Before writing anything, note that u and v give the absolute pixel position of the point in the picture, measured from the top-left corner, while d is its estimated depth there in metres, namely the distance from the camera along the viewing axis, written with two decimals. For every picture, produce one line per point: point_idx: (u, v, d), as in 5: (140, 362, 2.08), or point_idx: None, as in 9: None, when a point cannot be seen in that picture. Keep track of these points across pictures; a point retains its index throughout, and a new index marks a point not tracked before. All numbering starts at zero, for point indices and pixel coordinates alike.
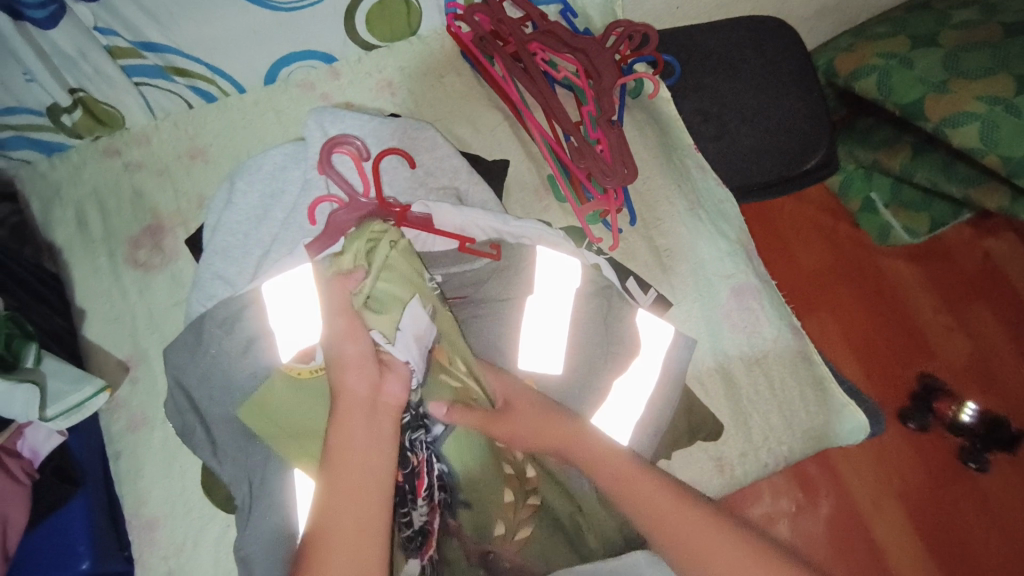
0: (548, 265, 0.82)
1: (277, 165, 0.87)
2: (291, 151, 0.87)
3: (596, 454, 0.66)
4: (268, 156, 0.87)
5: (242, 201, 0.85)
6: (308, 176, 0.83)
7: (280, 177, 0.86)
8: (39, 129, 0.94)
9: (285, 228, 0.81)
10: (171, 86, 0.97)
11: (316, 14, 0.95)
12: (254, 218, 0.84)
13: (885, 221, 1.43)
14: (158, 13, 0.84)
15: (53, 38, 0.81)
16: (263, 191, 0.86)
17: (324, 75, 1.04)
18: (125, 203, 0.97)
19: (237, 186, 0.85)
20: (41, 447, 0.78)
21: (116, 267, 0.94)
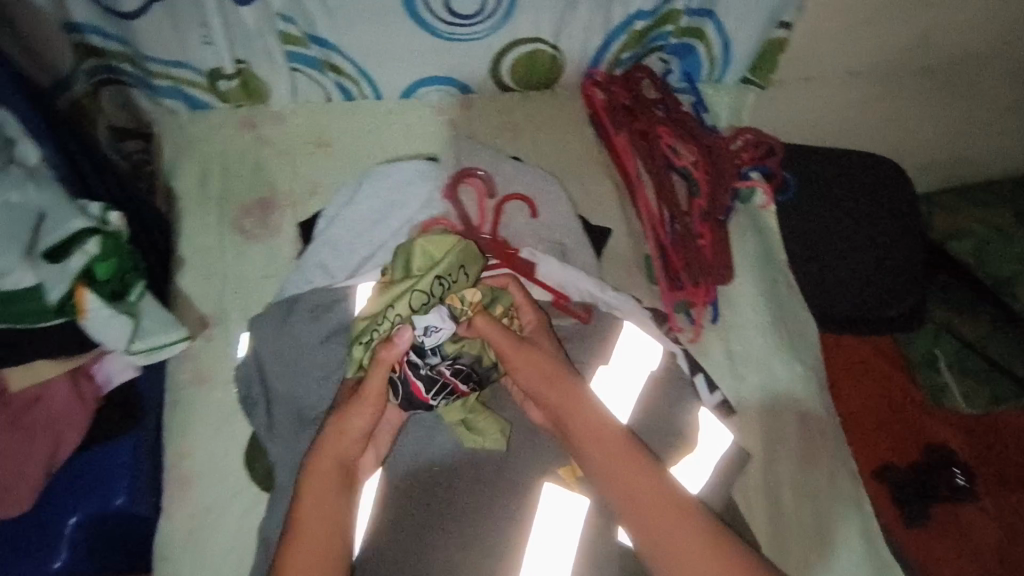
0: (632, 341, 0.83)
1: (404, 177, 0.85)
2: (421, 168, 0.87)
3: (622, 473, 0.67)
4: (399, 165, 0.86)
5: (363, 201, 0.86)
6: (432, 196, 0.83)
7: (404, 188, 0.85)
8: (194, 86, 0.99)
9: (396, 238, 0.82)
10: (321, 78, 1.02)
11: (472, 49, 1.01)
12: (370, 219, 0.85)
13: (943, 382, 1.36)
14: (338, 14, 0.91)
15: (242, 14, 0.88)
16: (383, 198, 0.84)
17: (457, 102, 1.09)
18: (247, 172, 1.02)
19: (363, 187, 0.86)
20: (115, 375, 0.81)
21: (221, 227, 0.99)
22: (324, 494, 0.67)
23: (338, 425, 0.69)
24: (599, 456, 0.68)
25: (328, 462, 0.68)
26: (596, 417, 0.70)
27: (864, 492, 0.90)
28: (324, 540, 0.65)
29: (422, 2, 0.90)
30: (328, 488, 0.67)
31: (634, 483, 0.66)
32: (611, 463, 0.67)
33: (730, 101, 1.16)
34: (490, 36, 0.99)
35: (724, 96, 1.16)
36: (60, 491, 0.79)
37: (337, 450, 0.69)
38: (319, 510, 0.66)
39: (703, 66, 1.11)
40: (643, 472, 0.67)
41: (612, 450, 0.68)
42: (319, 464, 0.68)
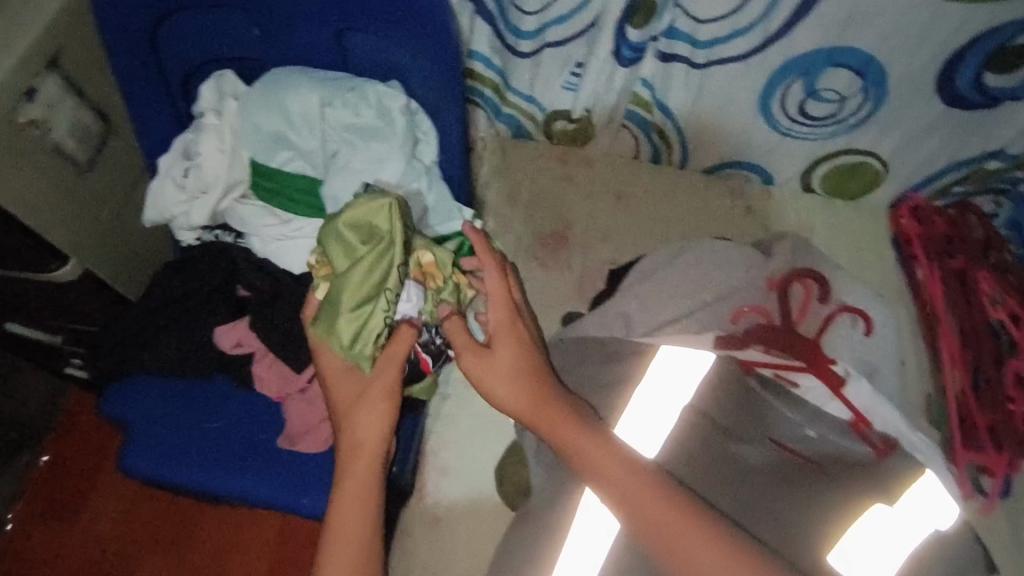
0: (932, 498, 0.72)
1: (727, 256, 0.85)
2: (745, 250, 0.85)
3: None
4: (723, 244, 0.86)
5: (680, 269, 0.86)
6: (755, 282, 0.83)
7: (725, 268, 0.85)
8: (530, 119, 1.07)
9: (707, 312, 0.84)
10: (642, 137, 1.07)
11: (803, 146, 1.00)
12: (685, 288, 0.85)
13: None
14: (700, 92, 0.94)
15: (618, 71, 0.92)
16: (704, 270, 0.86)
17: (758, 192, 1.11)
18: (552, 205, 1.09)
19: (683, 256, 0.87)
20: None
21: (519, 249, 1.06)
22: (351, 520, 0.65)
23: (354, 441, 0.69)
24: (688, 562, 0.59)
25: (354, 461, 0.68)
26: (610, 465, 0.65)
27: None
28: (351, 558, 0.64)
29: (780, 97, 0.91)
30: (356, 510, 0.66)
31: (690, 547, 0.60)
32: (643, 520, 0.62)
33: None
34: (827, 140, 0.98)
35: None
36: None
37: (359, 443, 0.68)
38: (349, 553, 0.64)
39: None
40: (690, 533, 0.60)
41: (616, 487, 0.63)
42: (345, 469, 0.68)
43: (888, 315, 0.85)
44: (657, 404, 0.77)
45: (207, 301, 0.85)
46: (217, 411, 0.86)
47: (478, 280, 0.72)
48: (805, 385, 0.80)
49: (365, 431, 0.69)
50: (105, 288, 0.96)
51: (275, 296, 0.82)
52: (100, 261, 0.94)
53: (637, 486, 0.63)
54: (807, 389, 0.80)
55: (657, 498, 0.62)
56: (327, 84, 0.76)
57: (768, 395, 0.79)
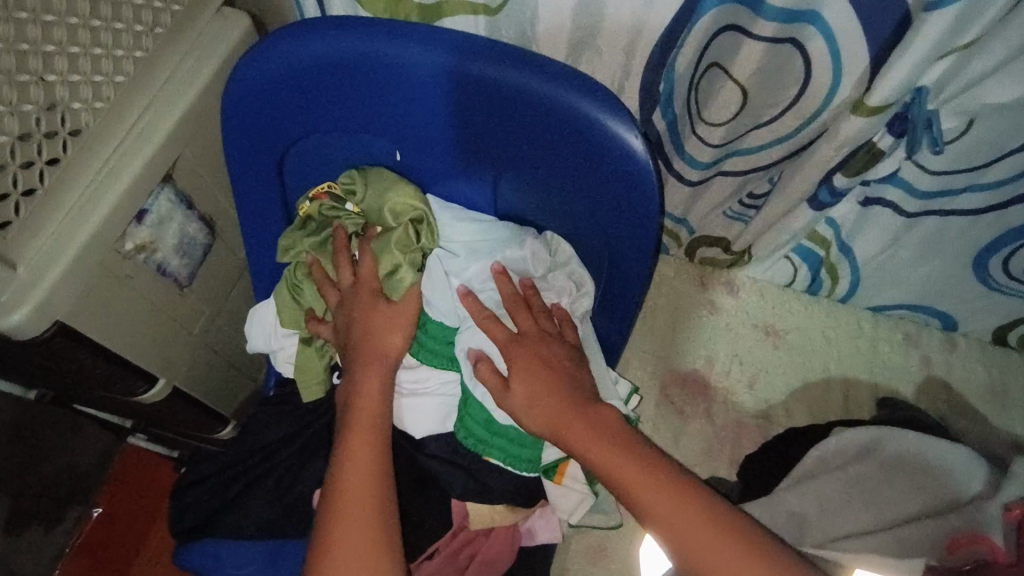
0: None
1: (939, 461, 0.69)
2: (966, 459, 0.69)
3: None
4: (938, 445, 0.70)
5: (877, 467, 0.71)
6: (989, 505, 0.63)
7: (939, 477, 0.68)
8: (675, 238, 0.95)
9: (915, 530, 0.65)
10: (805, 272, 0.93)
11: (1009, 304, 0.84)
12: (883, 492, 0.69)
13: None
14: (899, 239, 0.80)
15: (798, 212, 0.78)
16: (908, 475, 0.69)
17: (936, 340, 0.95)
18: (688, 335, 0.96)
19: (882, 448, 0.71)
20: (538, 532, 0.72)
21: (650, 387, 0.93)
22: (362, 462, 0.60)
23: (366, 357, 0.65)
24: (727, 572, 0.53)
25: (367, 392, 0.64)
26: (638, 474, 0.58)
27: None
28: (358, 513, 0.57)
29: (1001, 257, 0.76)
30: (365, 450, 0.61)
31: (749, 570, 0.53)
32: (689, 544, 0.54)
33: None
34: None
35: None
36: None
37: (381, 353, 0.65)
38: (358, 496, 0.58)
39: None
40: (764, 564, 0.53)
41: (637, 494, 0.56)
42: (361, 401, 0.64)
43: None
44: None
45: (309, 452, 0.73)
46: None
47: (491, 332, 0.64)
48: None
49: (380, 339, 0.65)
50: (192, 402, 0.87)
51: None
52: (192, 377, 0.84)
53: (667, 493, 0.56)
54: None
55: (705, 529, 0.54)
56: (476, 248, 0.66)
57: None
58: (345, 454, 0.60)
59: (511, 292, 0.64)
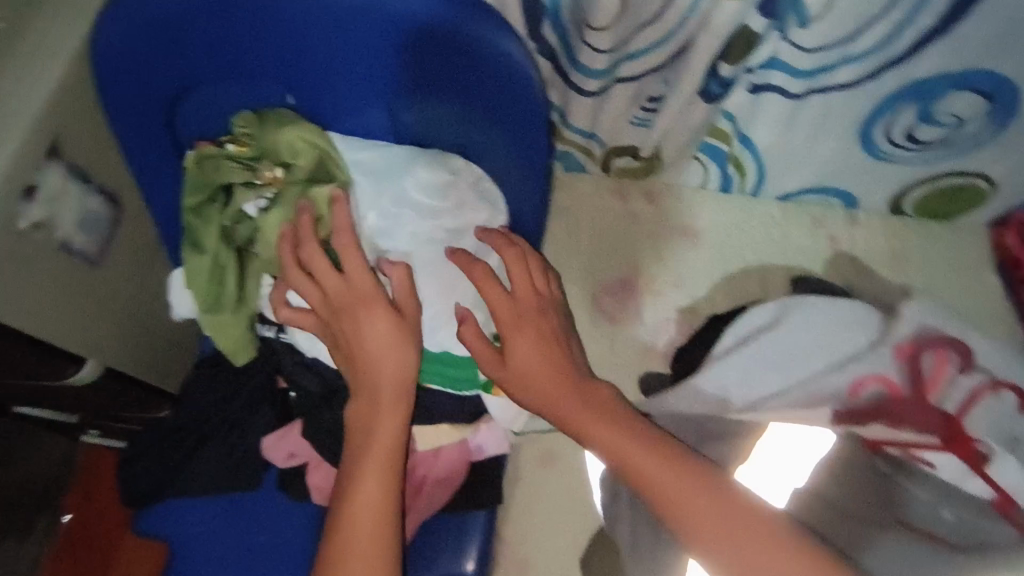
0: None
1: (840, 319, 0.76)
2: (862, 313, 0.76)
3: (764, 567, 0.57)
4: (836, 304, 0.77)
5: (788, 334, 0.76)
6: (874, 348, 0.74)
7: (838, 333, 0.75)
8: (588, 154, 0.98)
9: (821, 382, 0.74)
10: (715, 169, 0.97)
11: (897, 172, 0.91)
12: (793, 353, 0.76)
13: None
14: (793, 125, 0.84)
15: (696, 107, 0.82)
16: (815, 336, 0.76)
17: (840, 217, 1.01)
18: (613, 245, 1.00)
19: (790, 316, 0.77)
20: (484, 446, 0.78)
21: (581, 299, 0.97)
22: (380, 459, 0.63)
23: (371, 359, 0.64)
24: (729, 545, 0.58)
25: (381, 389, 0.64)
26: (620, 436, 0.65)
27: None
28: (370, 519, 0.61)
29: (883, 126, 0.82)
30: (383, 432, 0.63)
31: (716, 516, 0.59)
32: (680, 507, 0.60)
33: None
34: (920, 166, 0.88)
35: None
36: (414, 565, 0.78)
37: (372, 348, 0.64)
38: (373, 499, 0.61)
39: None
40: (729, 511, 0.59)
41: (639, 465, 0.63)
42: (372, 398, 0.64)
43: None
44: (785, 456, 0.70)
45: (248, 404, 0.74)
46: (262, 530, 0.75)
47: (483, 285, 0.68)
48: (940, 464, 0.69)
49: (396, 349, 0.64)
50: (128, 382, 0.86)
51: (329, 400, 0.71)
52: (123, 357, 0.83)
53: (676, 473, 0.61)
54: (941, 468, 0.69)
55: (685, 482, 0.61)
56: (380, 178, 0.68)
57: (894, 473, 0.70)
58: (360, 471, 0.62)
59: (514, 255, 0.68)
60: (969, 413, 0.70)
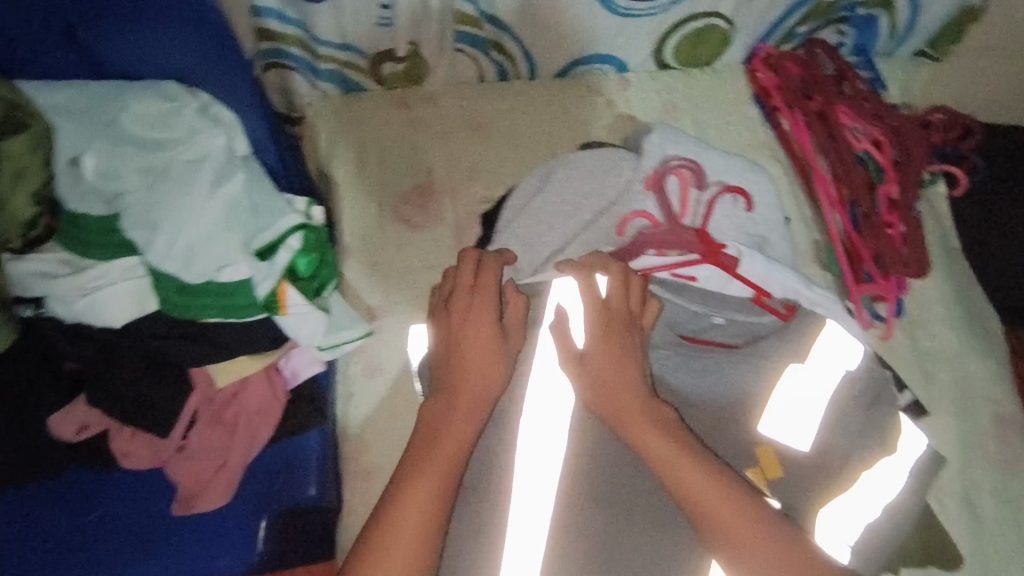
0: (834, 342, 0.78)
1: (597, 169, 0.81)
2: (617, 158, 0.81)
3: (742, 529, 0.62)
4: (591, 152, 0.82)
5: (554, 192, 0.81)
6: (629, 185, 0.79)
7: (598, 179, 0.81)
8: (356, 70, 0.96)
9: (591, 229, 0.79)
10: (483, 59, 0.98)
11: (642, 26, 0.96)
12: (562, 211, 0.80)
13: None
14: None
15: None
16: (576, 190, 0.80)
17: (614, 82, 1.04)
18: (404, 155, 0.99)
19: (554, 176, 0.81)
20: (301, 370, 0.80)
21: (382, 215, 0.96)
22: (431, 440, 0.67)
23: (476, 376, 0.70)
24: (720, 517, 0.62)
25: (465, 394, 0.69)
26: (655, 417, 0.68)
27: None
28: (413, 525, 0.62)
29: None
30: (455, 435, 0.67)
31: (715, 504, 0.63)
32: (694, 494, 0.63)
33: (902, 76, 1.08)
34: (660, 14, 0.94)
35: (896, 68, 1.07)
36: (247, 492, 0.78)
37: (468, 370, 0.70)
38: (416, 498, 0.63)
39: (879, 38, 1.04)
40: (725, 487, 0.64)
41: (708, 508, 0.63)
42: (454, 399, 0.69)
43: (766, 180, 0.82)
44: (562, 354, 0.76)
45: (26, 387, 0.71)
46: (96, 498, 0.76)
47: (508, 298, 0.74)
48: (699, 273, 0.78)
49: (492, 364, 0.70)
50: None
51: (106, 360, 0.70)
52: None
53: (716, 484, 0.63)
54: (701, 276, 0.79)
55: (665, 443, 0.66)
56: (82, 117, 0.68)
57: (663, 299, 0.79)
58: (411, 477, 0.64)
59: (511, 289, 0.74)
60: (712, 220, 0.78)
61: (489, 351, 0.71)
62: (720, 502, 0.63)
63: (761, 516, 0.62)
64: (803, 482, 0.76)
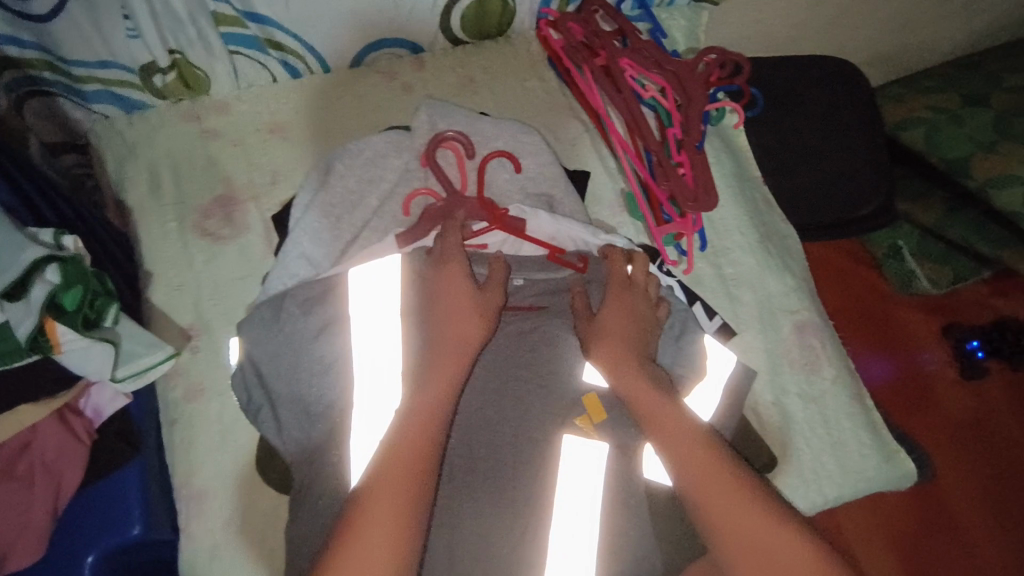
0: None
1: (376, 151, 0.82)
2: (393, 138, 0.83)
3: (714, 478, 0.70)
4: (370, 140, 0.82)
5: (336, 183, 0.80)
6: (408, 165, 0.82)
7: (379, 163, 0.81)
8: (127, 87, 0.91)
9: (379, 216, 0.80)
10: (264, 59, 0.95)
11: (418, 7, 0.96)
12: (347, 202, 0.81)
13: (912, 270, 1.46)
14: None
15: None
16: (359, 175, 0.81)
17: (408, 64, 1.04)
18: (200, 168, 0.96)
19: (336, 168, 0.80)
20: (104, 407, 0.77)
21: (184, 233, 0.93)
22: (422, 399, 0.68)
23: (454, 340, 0.72)
24: (721, 486, 0.69)
25: (444, 355, 0.72)
26: (638, 382, 0.78)
27: (864, 389, 0.94)
28: (405, 480, 0.63)
29: None
30: (434, 393, 0.69)
31: (687, 450, 0.72)
32: (677, 450, 0.72)
33: (686, 23, 1.13)
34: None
35: (679, 16, 1.12)
36: (64, 542, 0.75)
37: (455, 338, 0.73)
38: (404, 457, 0.64)
39: None
40: (724, 464, 0.71)
41: (687, 452, 0.72)
42: (434, 363, 0.71)
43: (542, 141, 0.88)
44: (374, 336, 0.77)
45: None
46: None
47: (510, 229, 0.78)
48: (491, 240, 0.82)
49: (461, 317, 0.73)
50: None
51: None
52: None
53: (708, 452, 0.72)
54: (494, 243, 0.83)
55: (665, 409, 0.75)
56: None
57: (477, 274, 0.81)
58: (403, 443, 0.65)
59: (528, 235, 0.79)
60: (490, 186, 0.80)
61: (469, 316, 0.73)
62: (703, 459, 0.71)
63: (709, 449, 0.72)
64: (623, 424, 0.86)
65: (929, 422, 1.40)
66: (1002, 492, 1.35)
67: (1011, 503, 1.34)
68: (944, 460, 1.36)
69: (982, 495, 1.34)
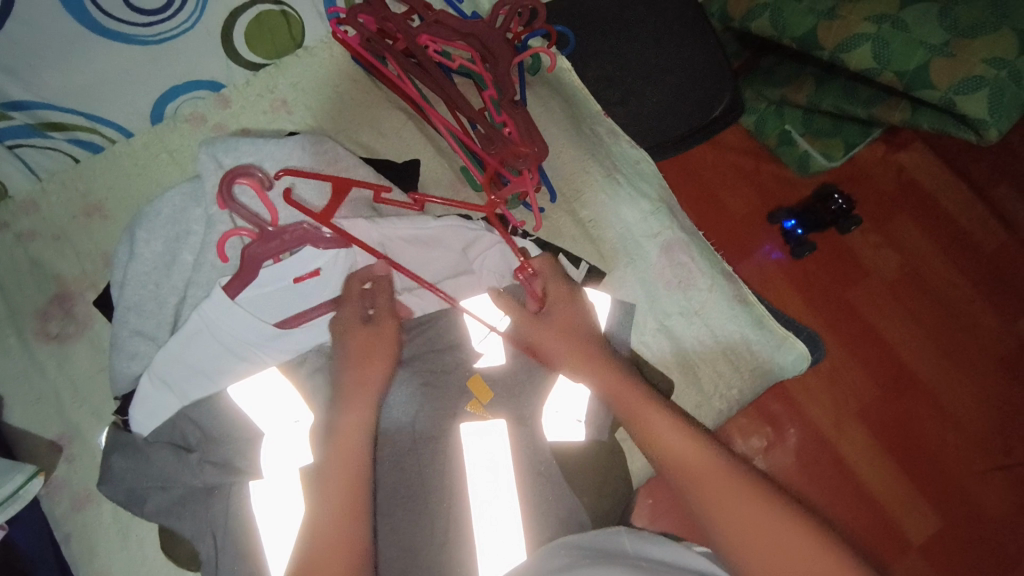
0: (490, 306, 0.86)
1: (175, 208, 0.83)
2: (189, 190, 0.84)
3: (676, 449, 0.68)
4: (166, 198, 0.83)
5: (146, 250, 0.81)
6: (209, 212, 0.80)
7: (182, 219, 0.83)
8: None
9: (197, 270, 0.80)
10: (49, 142, 0.90)
11: (190, 42, 0.89)
12: (162, 264, 0.81)
13: (803, 151, 1.37)
14: (19, 68, 0.78)
15: None
16: (165, 236, 0.82)
17: (213, 104, 0.99)
18: (24, 274, 0.91)
19: (137, 237, 0.81)
20: None
21: (25, 343, 0.89)
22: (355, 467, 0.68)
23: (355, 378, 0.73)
24: (686, 464, 0.67)
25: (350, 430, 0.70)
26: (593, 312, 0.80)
27: (745, 289, 0.95)
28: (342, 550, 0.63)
29: (101, 13, 0.77)
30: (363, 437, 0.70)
31: (653, 423, 0.71)
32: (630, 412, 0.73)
33: None
34: (201, 19, 0.87)
35: None
36: None
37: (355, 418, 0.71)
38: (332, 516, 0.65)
39: None
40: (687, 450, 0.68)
41: (645, 414, 0.71)
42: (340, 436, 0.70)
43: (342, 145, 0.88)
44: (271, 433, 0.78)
45: None
46: None
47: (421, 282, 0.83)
48: (321, 263, 0.80)
49: (370, 367, 0.74)
50: None
51: None
52: None
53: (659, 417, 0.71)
54: (326, 265, 0.80)
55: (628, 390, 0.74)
56: None
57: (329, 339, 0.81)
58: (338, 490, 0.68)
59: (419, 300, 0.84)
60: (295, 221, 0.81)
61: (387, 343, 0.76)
62: (677, 444, 0.68)
63: (638, 406, 0.72)
64: (513, 394, 0.84)
65: (862, 296, 1.37)
66: (944, 338, 1.34)
67: (961, 345, 1.34)
68: (882, 322, 1.36)
69: (926, 343, 1.34)
